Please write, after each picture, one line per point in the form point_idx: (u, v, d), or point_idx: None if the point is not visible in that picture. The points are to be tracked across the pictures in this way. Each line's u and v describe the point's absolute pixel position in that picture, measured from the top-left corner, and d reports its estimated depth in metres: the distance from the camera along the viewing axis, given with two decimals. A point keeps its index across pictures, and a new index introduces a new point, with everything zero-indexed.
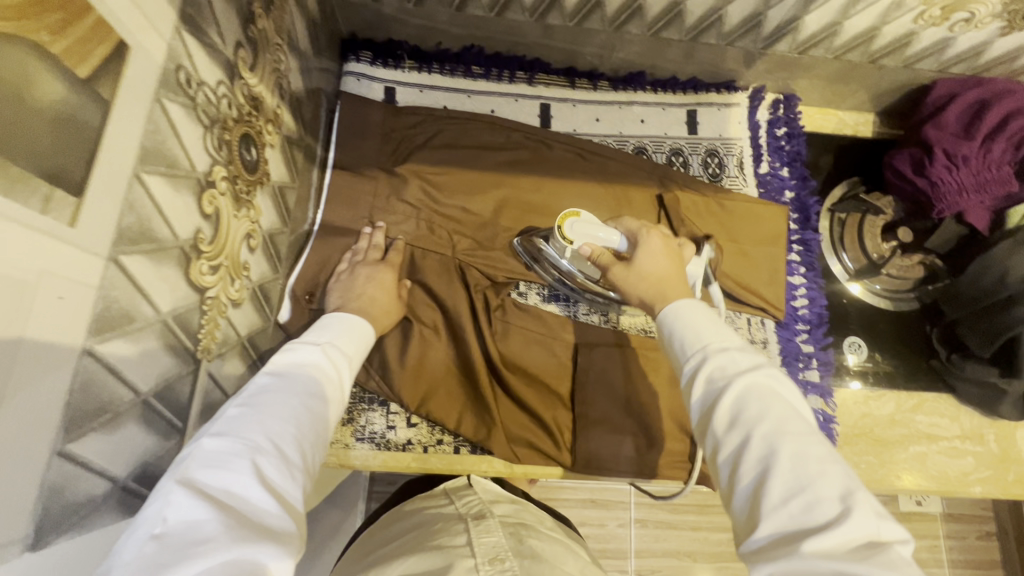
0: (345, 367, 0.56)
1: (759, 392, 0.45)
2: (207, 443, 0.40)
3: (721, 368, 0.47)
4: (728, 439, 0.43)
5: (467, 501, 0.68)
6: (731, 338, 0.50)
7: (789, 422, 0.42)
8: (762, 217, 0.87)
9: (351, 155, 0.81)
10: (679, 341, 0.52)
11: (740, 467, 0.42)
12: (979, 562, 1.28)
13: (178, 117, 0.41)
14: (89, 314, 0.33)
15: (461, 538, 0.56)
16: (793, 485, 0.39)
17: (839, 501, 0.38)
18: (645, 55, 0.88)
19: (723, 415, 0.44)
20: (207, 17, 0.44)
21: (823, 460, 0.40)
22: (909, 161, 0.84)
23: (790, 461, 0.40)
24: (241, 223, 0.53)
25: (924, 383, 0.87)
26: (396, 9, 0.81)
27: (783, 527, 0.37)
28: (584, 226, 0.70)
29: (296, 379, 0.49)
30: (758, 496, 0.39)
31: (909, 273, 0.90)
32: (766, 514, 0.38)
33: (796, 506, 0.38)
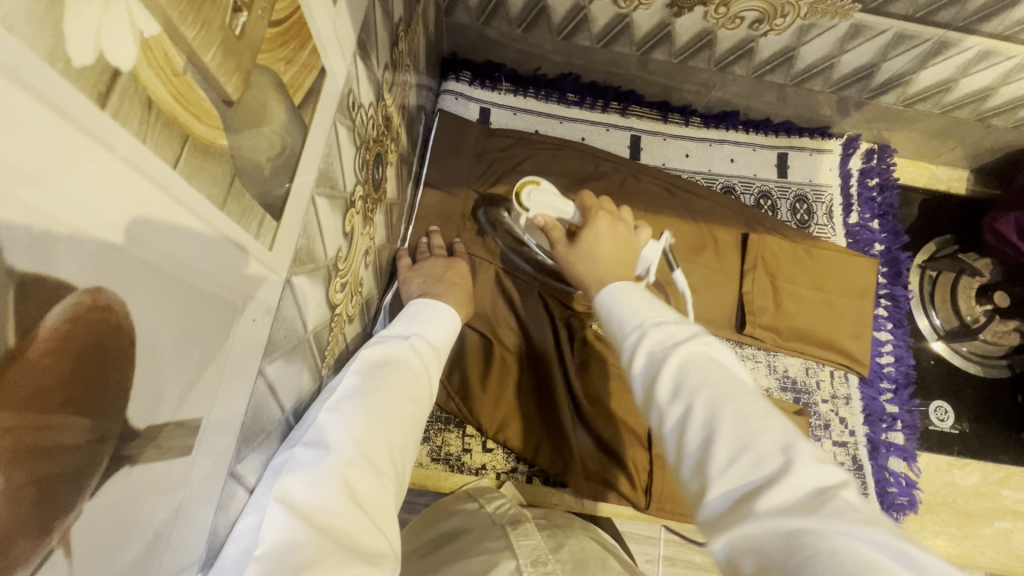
0: (433, 366, 0.54)
1: (698, 359, 0.41)
2: (302, 452, 0.38)
3: (661, 340, 0.43)
4: (670, 409, 0.39)
5: (499, 504, 0.64)
6: (666, 311, 0.46)
7: (727, 384, 0.39)
8: (853, 268, 0.84)
9: (445, 174, 0.82)
10: (616, 319, 0.48)
11: (686, 438, 0.38)
12: None
13: (343, 139, 0.42)
14: (265, 339, 0.33)
15: (499, 541, 0.54)
16: (735, 446, 0.35)
17: (781, 455, 0.34)
18: (743, 96, 0.87)
19: (665, 384, 0.40)
20: (372, 42, 0.45)
21: (762, 416, 0.37)
22: (1013, 226, 0.83)
23: (733, 421, 0.36)
24: (364, 240, 0.54)
25: (1013, 456, 0.83)
26: (503, 34, 0.82)
27: (733, 491, 0.34)
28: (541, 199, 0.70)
29: (389, 380, 0.47)
30: (703, 462, 0.36)
31: (1004, 339, 0.87)
32: (714, 480, 0.35)
33: (742, 466, 0.34)
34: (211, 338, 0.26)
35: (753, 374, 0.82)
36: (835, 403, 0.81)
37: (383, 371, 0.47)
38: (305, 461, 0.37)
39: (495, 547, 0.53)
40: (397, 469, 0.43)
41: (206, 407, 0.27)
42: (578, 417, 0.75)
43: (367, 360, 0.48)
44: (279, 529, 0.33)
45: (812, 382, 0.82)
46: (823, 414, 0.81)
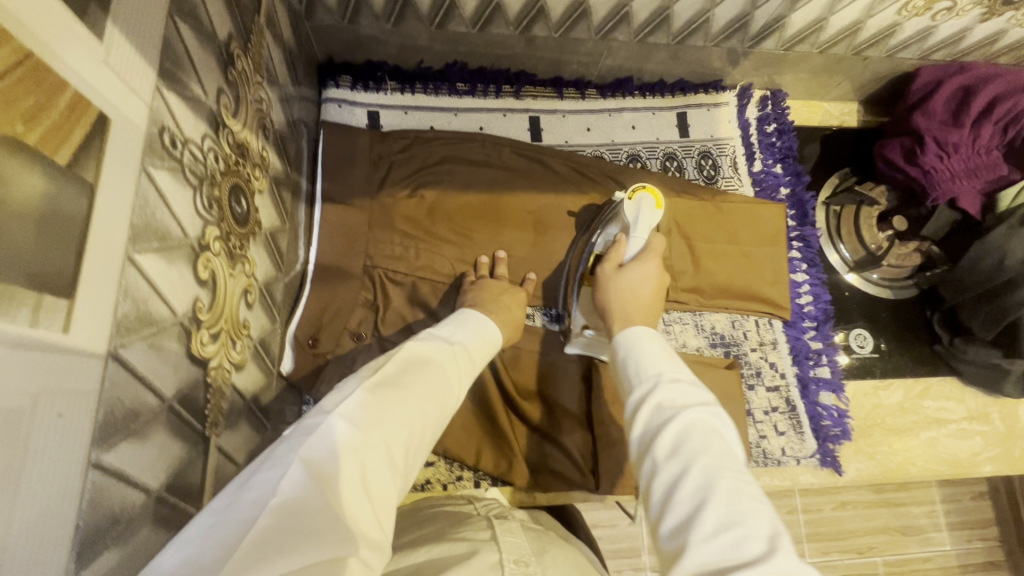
0: (469, 374, 0.53)
1: (698, 422, 0.44)
2: (334, 423, 0.38)
3: (670, 398, 0.47)
4: (667, 467, 0.42)
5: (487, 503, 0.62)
6: (685, 370, 0.50)
7: (725, 457, 0.42)
8: (762, 216, 0.85)
9: (339, 187, 0.76)
10: (633, 365, 0.52)
11: (675, 498, 0.40)
12: (975, 522, 1.32)
13: (166, 184, 0.37)
14: (91, 427, 0.30)
15: (484, 534, 0.50)
16: (724, 519, 0.38)
17: (766, 541, 0.37)
18: (632, 60, 0.86)
19: (665, 442, 0.43)
20: (186, 69, 0.40)
21: (754, 499, 0.40)
22: (900, 150, 0.85)
23: (726, 496, 0.39)
24: (237, 280, 0.50)
25: (929, 368, 0.88)
26: (374, 30, 0.77)
27: (710, 562, 0.36)
28: (637, 207, 0.73)
29: (427, 380, 0.47)
30: (688, 527, 0.38)
31: (907, 261, 0.91)
32: (693, 548, 0.37)
33: (724, 542, 0.37)
34: None
35: (683, 336, 0.83)
36: (763, 349, 0.84)
37: (423, 368, 0.48)
38: (334, 432, 0.38)
39: (478, 539, 0.49)
40: (409, 469, 0.42)
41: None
42: (516, 414, 0.74)
43: (412, 352, 0.48)
44: (298, 486, 0.35)
45: (739, 334, 0.85)
46: (753, 362, 0.83)
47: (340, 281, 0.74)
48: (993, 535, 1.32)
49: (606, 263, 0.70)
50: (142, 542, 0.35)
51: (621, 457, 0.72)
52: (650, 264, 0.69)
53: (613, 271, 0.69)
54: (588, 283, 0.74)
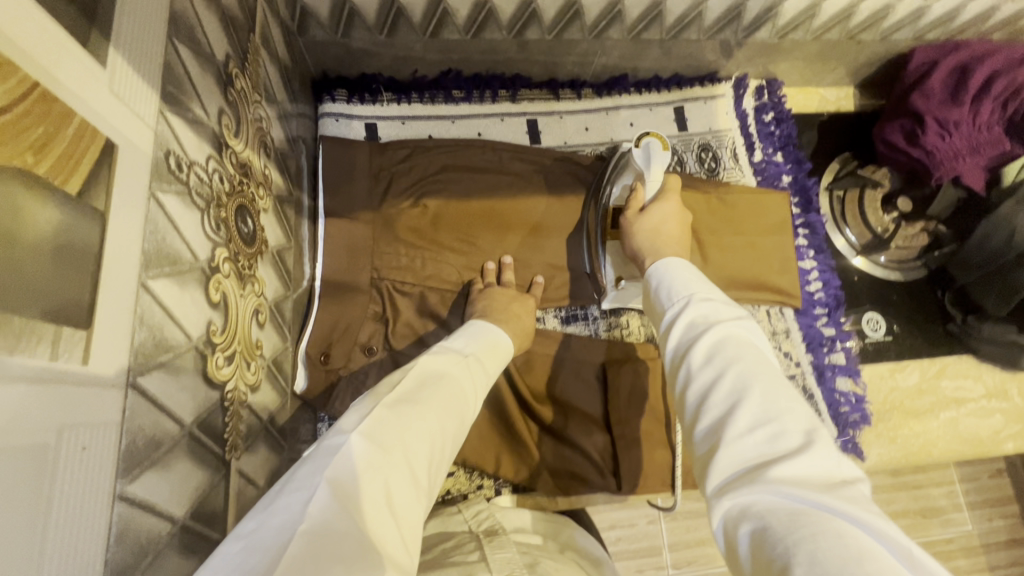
0: (483, 387, 0.52)
1: (731, 335, 0.44)
2: (356, 442, 0.37)
3: (703, 315, 0.47)
4: (702, 373, 0.42)
5: (479, 515, 0.61)
6: (717, 291, 0.50)
7: (760, 361, 0.42)
8: (766, 205, 0.85)
9: (342, 201, 0.76)
10: (666, 290, 0.52)
11: (708, 403, 0.41)
12: (996, 500, 1.31)
13: (175, 207, 0.37)
14: (115, 459, 0.29)
15: (473, 555, 0.49)
16: (759, 417, 0.38)
17: (803, 436, 0.37)
18: (626, 58, 0.86)
19: (700, 351, 0.43)
20: (188, 91, 0.40)
21: (790, 398, 0.39)
22: (900, 132, 0.84)
23: (762, 395, 0.39)
24: (248, 300, 0.50)
25: (945, 348, 0.87)
26: (368, 42, 0.77)
27: (748, 459, 0.37)
28: (646, 153, 0.72)
29: (444, 393, 0.46)
30: (723, 426, 0.39)
31: (914, 242, 0.90)
32: (730, 444, 0.37)
33: (760, 438, 0.37)
34: (11, 496, 0.23)
35: None
36: (777, 338, 0.83)
37: (439, 381, 0.47)
38: (357, 452, 0.37)
39: (468, 562, 0.47)
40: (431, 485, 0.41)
41: (29, 572, 0.23)
42: (532, 418, 0.73)
43: (426, 367, 0.47)
44: (325, 510, 0.33)
45: None
46: None
47: (347, 295, 0.73)
48: (1014, 511, 1.31)
49: (628, 210, 0.72)
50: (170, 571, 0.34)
51: (640, 455, 0.73)
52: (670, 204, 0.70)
53: (636, 215, 0.71)
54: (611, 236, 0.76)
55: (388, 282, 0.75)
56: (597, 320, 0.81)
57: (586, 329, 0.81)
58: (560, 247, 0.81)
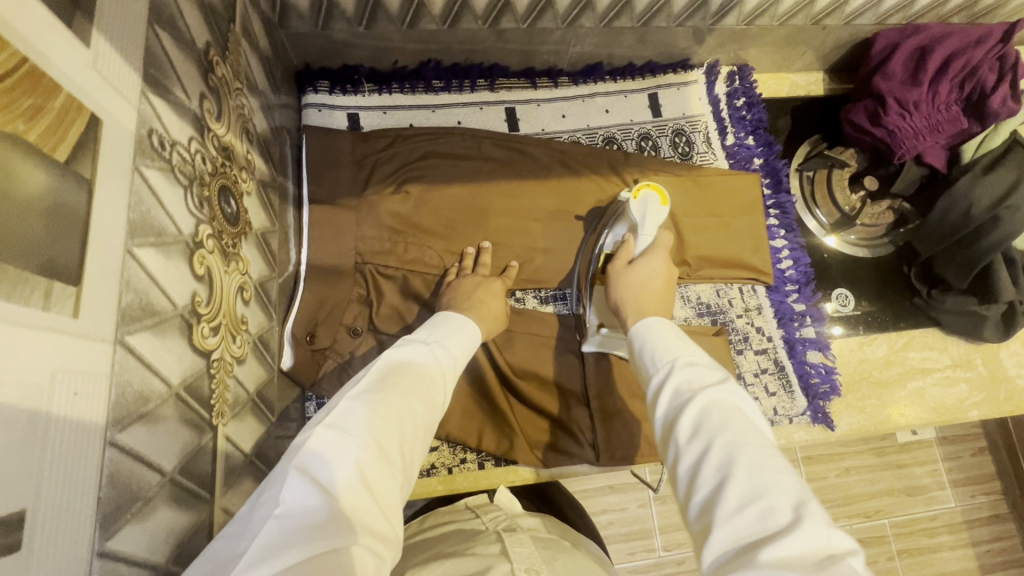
0: (452, 372, 0.55)
1: (716, 403, 0.46)
2: (323, 432, 0.40)
3: (688, 381, 0.49)
4: (690, 449, 0.44)
5: (494, 514, 0.64)
6: (701, 357, 0.52)
7: (745, 432, 0.43)
8: (737, 186, 0.88)
9: (325, 188, 0.78)
10: (651, 356, 0.54)
11: (700, 477, 0.42)
12: (976, 476, 1.35)
13: (158, 182, 0.40)
14: (107, 408, 0.32)
15: (494, 547, 0.53)
16: (748, 492, 0.39)
17: (793, 510, 0.38)
18: (601, 46, 0.89)
19: (687, 424, 0.45)
20: (169, 75, 0.43)
21: (778, 471, 0.41)
22: (864, 113, 0.87)
23: (749, 468, 0.41)
24: (232, 277, 0.52)
25: (911, 321, 0.91)
26: (348, 34, 0.79)
27: (738, 536, 0.38)
28: (643, 206, 0.76)
29: (413, 381, 0.48)
30: (713, 505, 0.40)
31: (880, 220, 0.94)
32: (721, 523, 0.39)
33: (751, 515, 0.38)
34: (11, 428, 0.25)
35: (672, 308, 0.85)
36: (749, 315, 0.87)
37: (406, 371, 0.49)
38: (325, 440, 0.40)
39: (490, 553, 0.51)
40: (408, 461, 0.44)
41: (26, 497, 0.26)
42: (513, 394, 0.76)
43: (395, 357, 0.50)
44: (300, 496, 0.37)
45: (724, 302, 0.87)
46: (740, 328, 0.86)
47: (332, 278, 0.75)
48: (995, 488, 1.35)
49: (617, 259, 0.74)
50: (161, 520, 0.37)
51: (619, 427, 0.76)
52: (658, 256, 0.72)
53: (624, 266, 0.73)
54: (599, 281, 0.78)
55: (371, 265, 0.77)
56: (575, 300, 0.83)
57: (566, 309, 0.83)
58: (539, 229, 0.83)
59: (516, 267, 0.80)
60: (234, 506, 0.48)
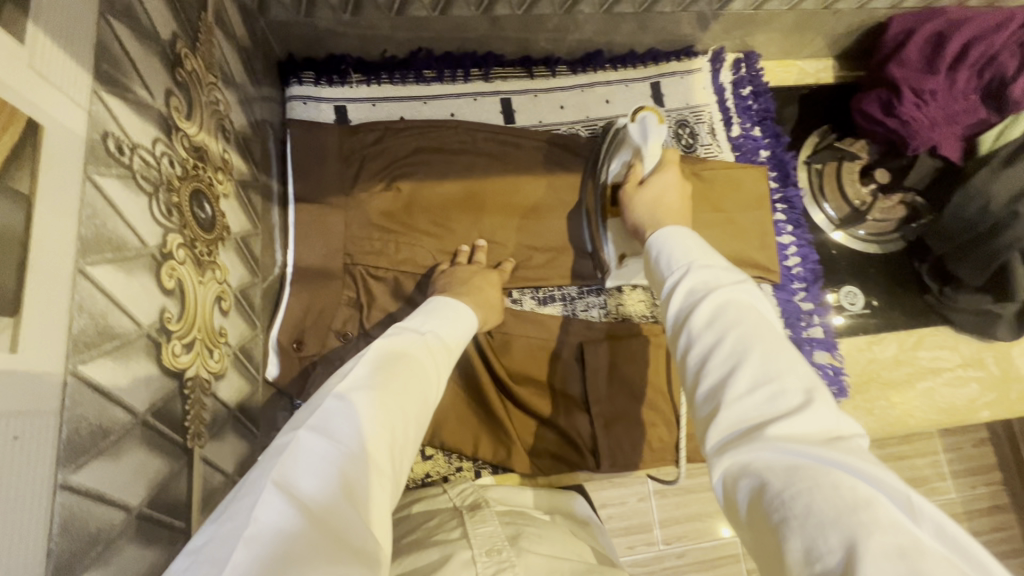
0: (445, 364, 0.52)
1: (737, 307, 0.42)
2: (305, 440, 0.37)
3: (704, 282, 0.45)
4: (702, 337, 0.42)
5: (460, 491, 0.60)
6: (719, 258, 0.48)
7: (760, 326, 0.41)
8: (744, 180, 0.84)
9: (312, 186, 0.75)
10: (664, 258, 0.50)
11: (710, 364, 0.40)
12: (979, 468, 1.33)
13: (116, 191, 0.36)
14: (55, 449, 0.29)
15: (456, 532, 0.49)
16: (759, 376, 0.38)
17: (803, 394, 0.37)
18: (600, 33, 0.84)
19: (701, 316, 0.42)
20: (128, 71, 0.39)
21: (790, 359, 0.39)
22: (877, 103, 0.84)
23: (758, 357, 0.39)
24: (208, 288, 0.49)
25: (922, 319, 0.88)
26: (333, 21, 0.75)
27: (747, 417, 0.37)
28: (643, 127, 0.67)
29: (406, 376, 0.45)
30: (722, 387, 0.39)
31: (891, 214, 0.90)
32: (729, 404, 0.37)
33: (758, 397, 0.37)
34: None
35: None
36: None
37: (398, 363, 0.46)
38: (307, 449, 0.36)
39: (450, 539, 0.48)
40: (398, 470, 0.41)
41: None
42: (510, 400, 0.73)
43: (382, 349, 0.46)
44: (275, 516, 0.33)
45: None
46: None
47: (321, 281, 0.72)
48: (998, 479, 1.34)
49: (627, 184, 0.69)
50: (128, 559, 0.34)
51: (617, 433, 0.73)
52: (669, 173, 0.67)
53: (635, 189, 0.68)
54: (611, 212, 0.74)
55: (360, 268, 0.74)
56: (575, 301, 0.80)
57: (564, 309, 0.80)
58: (536, 227, 0.79)
59: (510, 266, 0.77)
60: None
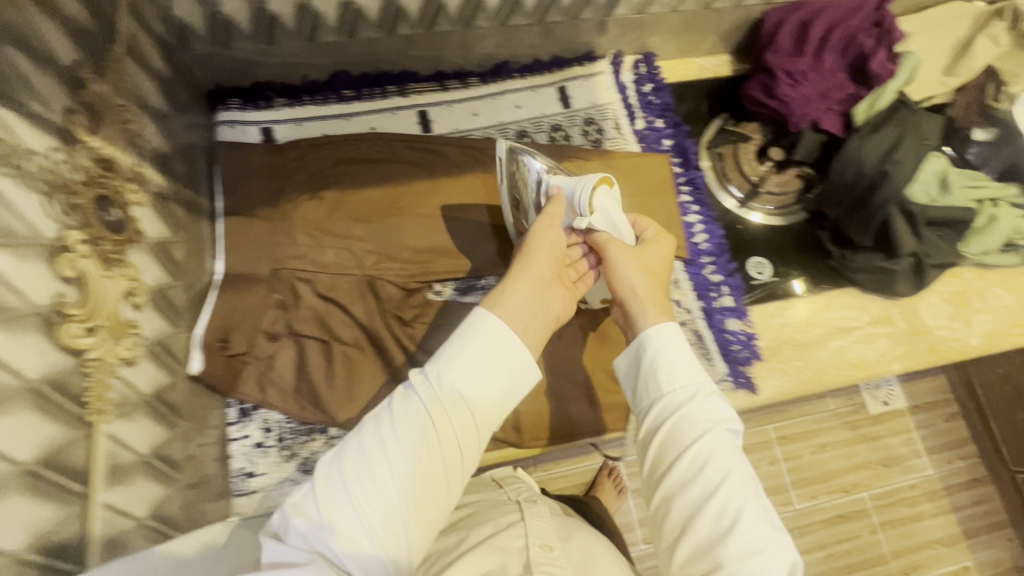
0: (479, 413, 0.51)
1: (712, 450, 0.52)
2: (307, 525, 0.44)
3: (702, 418, 0.54)
4: (700, 484, 0.51)
5: (517, 491, 0.73)
6: (709, 385, 0.56)
7: (738, 472, 0.51)
8: (646, 167, 0.92)
9: (240, 200, 0.81)
10: (662, 373, 0.57)
11: (705, 513, 0.50)
12: (951, 442, 1.40)
13: (6, 188, 0.42)
14: None
15: (515, 516, 0.62)
16: (746, 537, 0.48)
17: (778, 557, 0.48)
18: (503, 45, 0.92)
19: (693, 463, 0.52)
20: (19, 89, 0.46)
21: (768, 519, 0.50)
22: (760, 87, 0.91)
23: (749, 514, 0.49)
24: (116, 283, 0.53)
25: (830, 282, 0.92)
26: (250, 51, 0.81)
27: (737, 574, 0.47)
28: (605, 214, 0.68)
29: (437, 444, 0.48)
30: (718, 541, 0.49)
31: (787, 187, 0.96)
32: (725, 561, 0.48)
33: (744, 559, 0.47)
34: None
35: None
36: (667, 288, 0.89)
37: (419, 435, 0.48)
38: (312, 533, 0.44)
39: (510, 521, 0.61)
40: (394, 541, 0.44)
41: None
42: None
43: (402, 424, 0.48)
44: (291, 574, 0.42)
45: None
46: None
47: (248, 286, 0.76)
48: (971, 452, 1.40)
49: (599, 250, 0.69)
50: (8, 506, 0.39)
51: None
52: (665, 240, 0.69)
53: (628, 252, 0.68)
54: None
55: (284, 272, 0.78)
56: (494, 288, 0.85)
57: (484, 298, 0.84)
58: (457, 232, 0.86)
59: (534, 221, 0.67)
60: (119, 500, 0.49)
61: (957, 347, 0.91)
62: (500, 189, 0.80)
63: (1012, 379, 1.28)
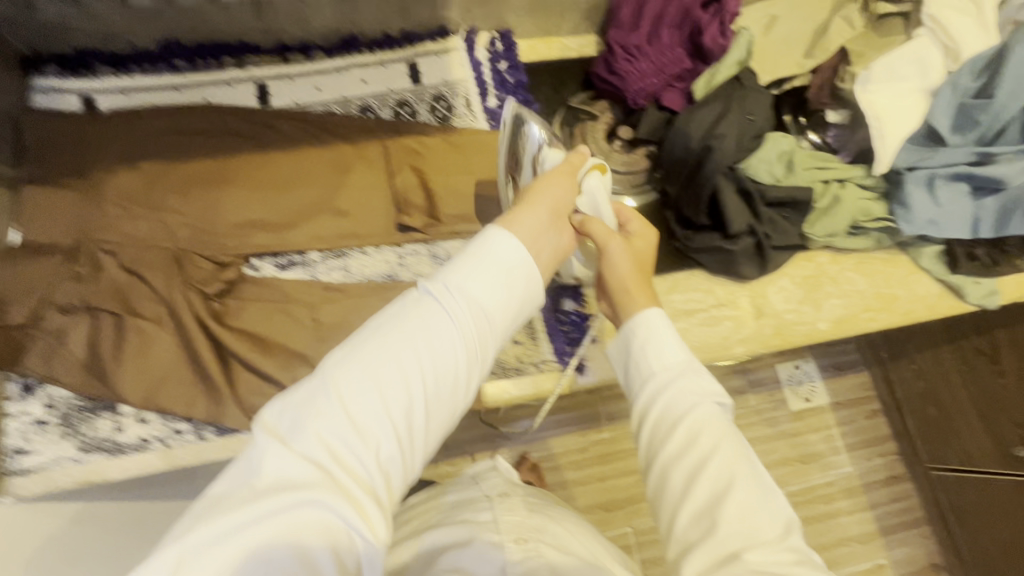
0: (483, 348, 0.47)
1: (704, 423, 0.50)
2: (317, 445, 0.39)
3: (688, 391, 0.52)
4: (690, 454, 0.49)
5: (489, 483, 0.75)
6: (694, 360, 0.55)
7: (728, 442, 0.49)
8: (487, 144, 0.90)
9: (46, 168, 0.77)
10: (645, 353, 0.55)
11: (696, 484, 0.47)
12: (872, 439, 1.41)
13: None
14: None
15: (483, 513, 0.63)
16: (743, 507, 0.46)
17: (775, 525, 0.45)
18: (343, 16, 0.89)
19: (683, 433, 0.50)
20: None
21: (763, 487, 0.48)
22: (603, 63, 0.89)
23: (744, 483, 0.47)
24: None
25: (675, 264, 0.91)
26: (59, 16, 0.79)
27: (734, 548, 0.44)
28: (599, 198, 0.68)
29: (428, 380, 0.43)
30: (713, 512, 0.46)
31: (637, 166, 0.94)
32: (718, 534, 0.45)
33: (743, 529, 0.45)
34: None
35: (417, 264, 0.84)
36: None
37: (436, 363, 0.44)
38: (319, 451, 0.39)
39: (479, 518, 0.62)
40: (398, 471, 0.42)
41: None
42: (230, 360, 0.74)
43: (421, 350, 0.44)
44: (248, 508, 0.37)
45: None
46: None
47: (41, 256, 0.73)
48: (891, 450, 1.40)
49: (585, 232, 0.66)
50: None
51: None
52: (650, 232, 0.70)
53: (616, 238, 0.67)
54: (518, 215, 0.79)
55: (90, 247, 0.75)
56: (315, 264, 0.82)
57: (304, 273, 0.81)
58: (286, 207, 0.82)
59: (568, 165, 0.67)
60: None
61: (805, 331, 0.90)
62: (501, 139, 0.78)
63: (926, 376, 1.28)
